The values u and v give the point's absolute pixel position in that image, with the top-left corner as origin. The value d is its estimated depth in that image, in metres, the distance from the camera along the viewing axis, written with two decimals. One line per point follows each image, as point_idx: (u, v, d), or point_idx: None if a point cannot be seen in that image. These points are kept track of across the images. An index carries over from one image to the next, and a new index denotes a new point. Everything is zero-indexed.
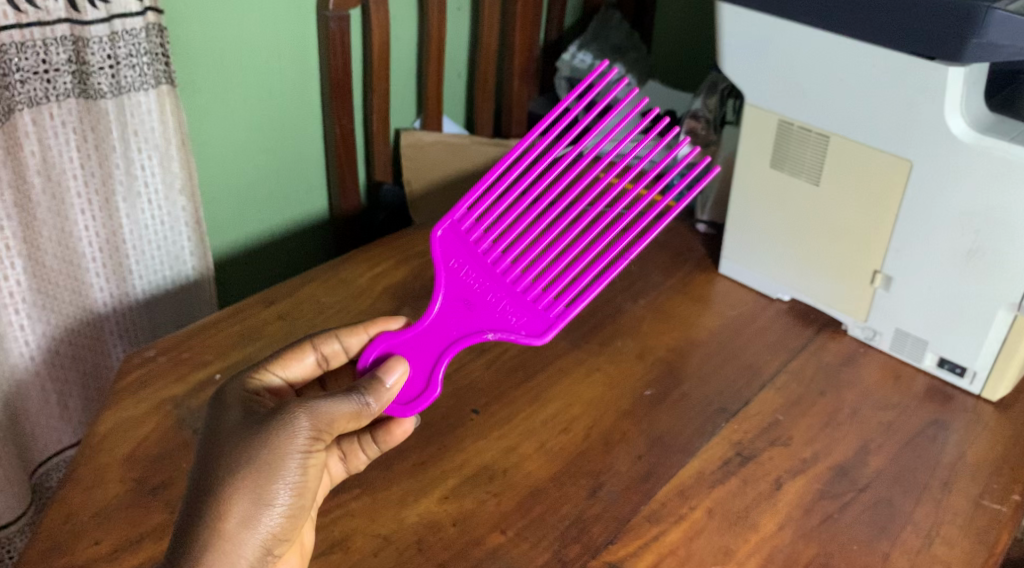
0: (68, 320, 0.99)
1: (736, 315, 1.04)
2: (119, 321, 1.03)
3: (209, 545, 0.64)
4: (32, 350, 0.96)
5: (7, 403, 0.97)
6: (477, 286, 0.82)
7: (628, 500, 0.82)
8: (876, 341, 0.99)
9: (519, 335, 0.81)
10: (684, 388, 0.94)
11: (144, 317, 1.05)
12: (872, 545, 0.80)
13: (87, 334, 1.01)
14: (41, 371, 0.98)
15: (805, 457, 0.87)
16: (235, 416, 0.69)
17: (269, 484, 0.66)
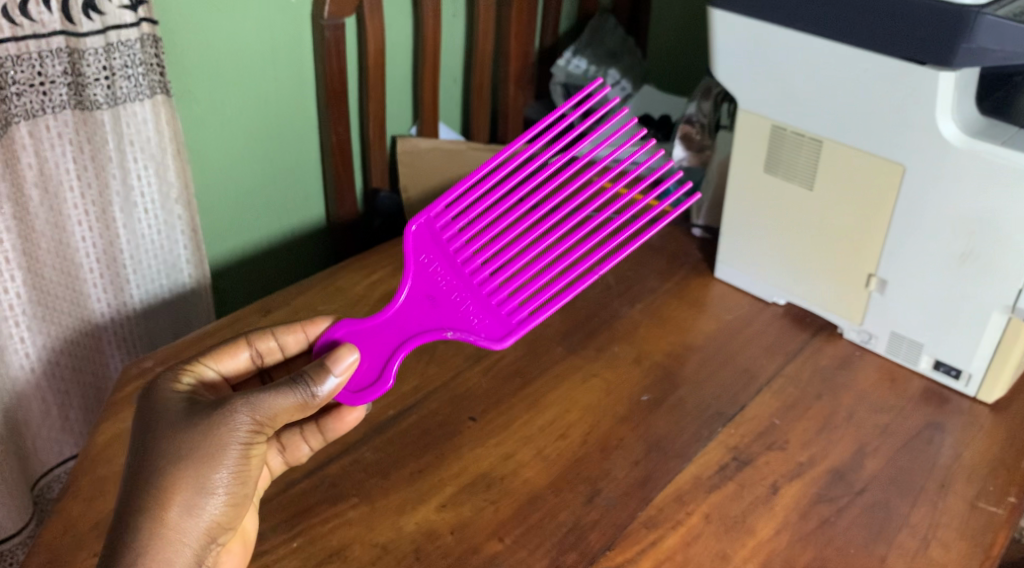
0: (68, 330, 0.99)
1: (732, 318, 1.04)
2: (117, 331, 1.03)
3: (151, 533, 0.65)
4: (32, 361, 0.97)
5: (8, 415, 0.96)
6: (442, 285, 0.82)
7: (625, 506, 0.82)
8: (872, 344, 1.00)
9: (477, 338, 0.81)
10: (681, 393, 0.94)
11: (142, 326, 1.05)
12: (869, 548, 0.80)
13: (85, 344, 1.02)
14: (41, 382, 0.98)
15: (802, 461, 0.88)
16: (176, 406, 0.69)
17: (210, 474, 0.67)
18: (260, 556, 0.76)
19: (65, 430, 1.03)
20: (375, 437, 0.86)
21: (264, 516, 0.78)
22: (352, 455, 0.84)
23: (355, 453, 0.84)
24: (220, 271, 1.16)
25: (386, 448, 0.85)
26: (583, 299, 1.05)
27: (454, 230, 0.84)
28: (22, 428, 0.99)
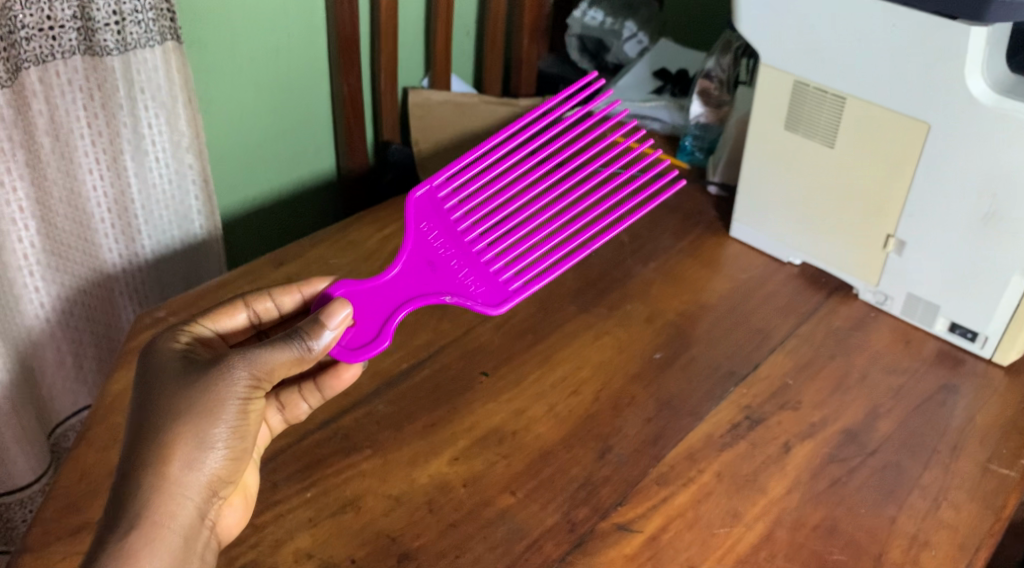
0: (80, 279, 0.99)
1: (747, 278, 1.04)
2: (128, 282, 1.03)
3: (154, 487, 0.63)
4: (46, 309, 0.97)
5: (25, 363, 0.97)
6: (440, 254, 0.82)
7: (637, 463, 0.82)
8: (888, 305, 0.99)
9: (474, 303, 0.80)
10: (693, 352, 0.94)
11: (152, 277, 1.05)
12: (880, 508, 0.80)
13: (98, 295, 1.02)
14: (55, 331, 0.98)
15: (814, 421, 0.87)
16: (173, 363, 0.69)
17: (211, 427, 0.66)
18: (273, 506, 0.76)
19: (79, 380, 1.04)
20: (388, 390, 0.86)
21: (278, 467, 0.79)
22: (365, 408, 0.84)
23: (367, 406, 0.84)
24: (231, 222, 1.15)
25: (398, 402, 0.85)
26: (596, 256, 1.05)
27: (455, 202, 0.86)
28: (37, 377, 0.99)
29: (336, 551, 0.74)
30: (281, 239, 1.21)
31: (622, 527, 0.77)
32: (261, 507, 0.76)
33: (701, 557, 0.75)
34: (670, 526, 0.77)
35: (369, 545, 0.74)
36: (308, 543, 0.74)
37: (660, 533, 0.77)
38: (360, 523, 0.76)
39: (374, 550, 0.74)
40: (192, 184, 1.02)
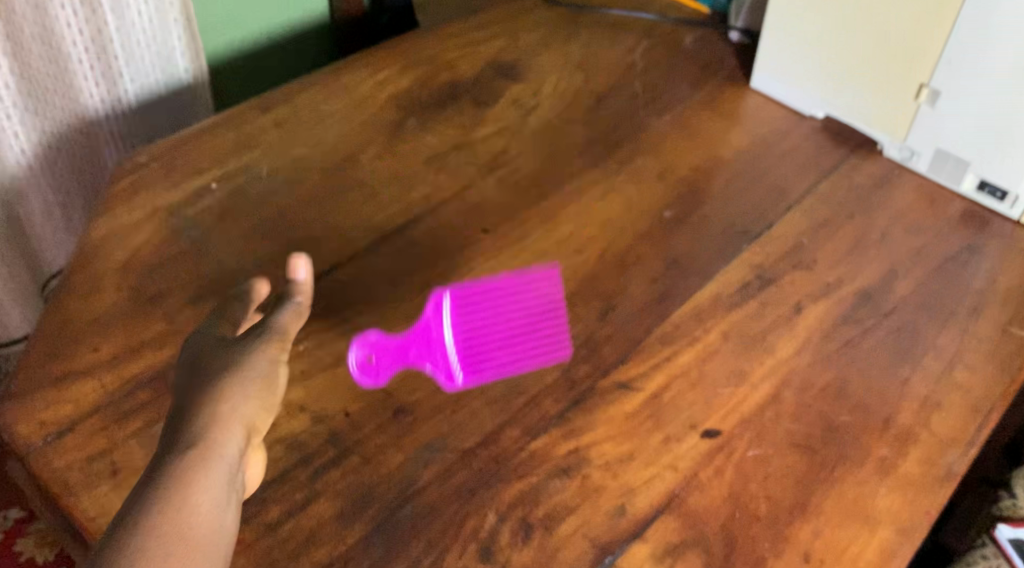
0: (60, 122, 0.96)
1: (765, 133, 0.98)
2: (112, 126, 1.00)
3: (203, 423, 0.59)
4: (27, 154, 0.95)
5: (9, 209, 0.96)
6: (480, 336, 0.75)
7: (640, 322, 0.79)
8: (913, 163, 0.94)
9: (530, 346, 0.75)
10: (705, 210, 0.89)
11: (137, 120, 1.01)
12: (891, 370, 0.77)
13: (79, 138, 0.99)
14: (38, 176, 0.97)
15: (828, 281, 0.84)
16: (212, 344, 0.66)
17: (245, 373, 0.64)
18: None
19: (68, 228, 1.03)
20: (383, 245, 0.83)
21: None
22: (359, 262, 0.81)
23: (361, 261, 0.81)
24: (219, 65, 1.10)
25: (394, 257, 0.82)
26: (607, 108, 0.99)
27: None
28: (22, 223, 0.99)
29: (330, 404, 0.71)
30: (277, 85, 1.16)
31: (623, 386, 0.74)
32: None
33: (704, 416, 0.73)
34: (673, 385, 0.75)
35: (364, 399, 0.72)
36: (300, 396, 0.72)
37: (662, 392, 0.74)
38: (354, 378, 0.73)
39: (369, 404, 0.72)
40: (172, 22, 0.97)
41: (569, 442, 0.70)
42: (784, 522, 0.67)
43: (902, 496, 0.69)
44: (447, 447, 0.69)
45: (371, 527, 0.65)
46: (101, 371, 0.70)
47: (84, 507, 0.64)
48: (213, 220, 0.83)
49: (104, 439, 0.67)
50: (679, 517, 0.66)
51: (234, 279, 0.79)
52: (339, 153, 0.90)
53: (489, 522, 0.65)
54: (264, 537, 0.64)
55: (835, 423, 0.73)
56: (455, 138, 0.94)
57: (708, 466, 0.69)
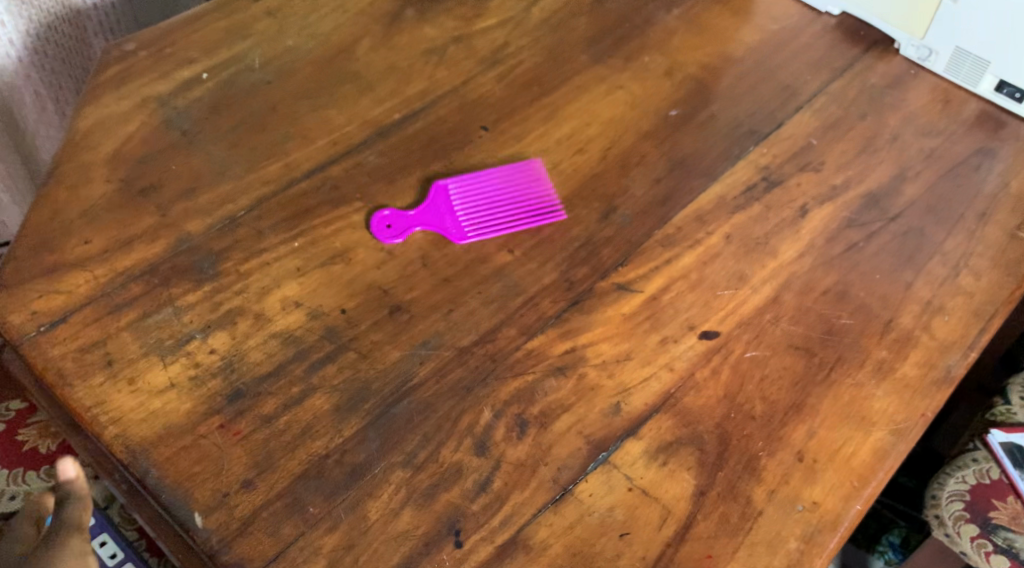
0: (47, 10, 0.95)
1: (777, 29, 0.95)
2: (100, 15, 1.00)
3: None
4: (15, 39, 0.94)
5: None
6: (482, 215, 0.77)
7: (642, 224, 0.78)
8: (930, 62, 0.92)
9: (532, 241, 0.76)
10: (712, 109, 0.87)
11: (125, 7, 1.02)
12: (895, 274, 0.76)
13: (66, 29, 0.98)
14: (27, 63, 0.96)
15: (835, 184, 0.82)
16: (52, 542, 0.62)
17: None
18: (259, 255, 0.72)
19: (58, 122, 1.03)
20: (380, 142, 0.81)
21: (263, 215, 0.75)
22: (355, 159, 0.79)
23: (357, 157, 0.80)
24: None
25: (391, 154, 0.80)
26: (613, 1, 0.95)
27: None
28: (15, 118, 0.99)
29: (326, 301, 0.71)
30: None
31: (622, 287, 0.74)
32: (247, 256, 0.72)
33: (702, 318, 0.72)
34: (672, 288, 0.74)
35: (360, 296, 0.71)
36: (296, 292, 0.71)
37: (661, 293, 0.73)
38: (350, 275, 0.72)
39: (365, 301, 0.71)
40: None
41: (566, 342, 0.70)
42: (779, 423, 0.67)
43: (899, 399, 0.69)
44: (443, 345, 0.69)
45: (369, 421, 0.64)
46: (93, 263, 0.70)
47: (79, 397, 0.64)
48: (203, 112, 0.81)
49: (97, 330, 0.67)
50: (675, 417, 0.66)
51: (227, 172, 0.77)
52: (335, 45, 0.88)
53: (484, 418, 0.65)
54: (261, 429, 0.63)
55: (835, 326, 0.72)
56: (455, 31, 0.91)
57: (705, 367, 0.69)
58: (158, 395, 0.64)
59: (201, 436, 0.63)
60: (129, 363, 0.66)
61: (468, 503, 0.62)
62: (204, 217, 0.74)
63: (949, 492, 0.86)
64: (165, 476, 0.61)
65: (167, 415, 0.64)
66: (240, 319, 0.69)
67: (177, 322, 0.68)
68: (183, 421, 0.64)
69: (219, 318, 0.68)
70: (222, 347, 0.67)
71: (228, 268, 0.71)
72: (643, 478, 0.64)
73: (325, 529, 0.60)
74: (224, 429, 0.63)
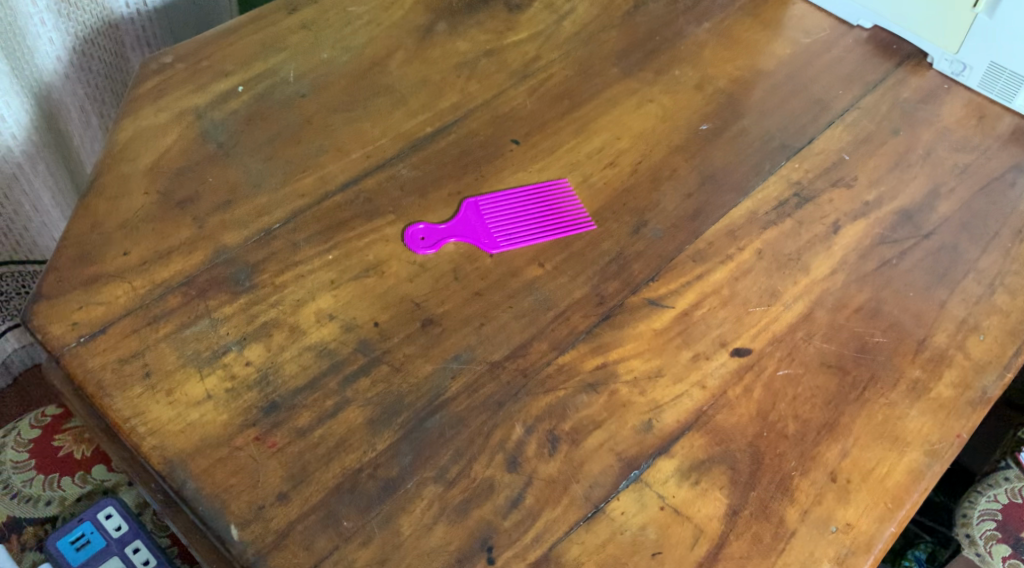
0: (91, 26, 0.98)
1: (809, 43, 0.94)
2: (139, 29, 1.02)
3: None
4: (61, 56, 0.97)
5: (47, 113, 0.99)
6: (514, 227, 0.77)
7: (674, 238, 0.78)
8: (964, 77, 0.92)
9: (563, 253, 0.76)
10: (744, 122, 0.87)
11: (163, 23, 1.04)
12: (929, 292, 0.75)
13: (108, 44, 1.01)
14: (73, 78, 0.99)
15: (868, 200, 0.82)
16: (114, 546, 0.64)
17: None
18: (294, 267, 0.73)
19: (95, 130, 1.05)
20: (412, 154, 0.81)
21: (298, 227, 0.75)
22: (388, 172, 0.80)
23: (390, 169, 0.80)
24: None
25: (423, 167, 0.81)
26: (644, 14, 0.95)
27: None
28: (58, 126, 1.01)
29: (359, 313, 0.71)
30: None
31: (653, 302, 0.74)
32: (282, 268, 0.73)
33: (735, 335, 0.72)
34: (704, 303, 0.74)
35: (393, 308, 0.72)
36: (330, 305, 0.71)
37: (693, 309, 0.73)
38: (383, 288, 0.73)
39: (398, 314, 0.71)
40: None
41: (598, 358, 0.70)
42: (812, 442, 0.66)
43: (933, 418, 0.68)
44: (475, 359, 0.69)
45: (402, 435, 0.65)
46: (131, 274, 0.71)
47: (118, 408, 0.65)
48: (239, 124, 0.82)
49: (136, 341, 0.67)
50: (707, 434, 0.66)
51: (262, 185, 0.78)
52: (368, 58, 0.88)
53: (516, 433, 0.65)
54: (296, 442, 0.64)
55: (868, 344, 0.72)
56: (487, 44, 0.91)
57: (737, 385, 0.69)
58: (195, 406, 0.65)
59: (237, 447, 0.64)
60: (167, 375, 0.66)
61: (501, 519, 0.62)
62: (240, 229, 0.75)
63: (980, 511, 0.85)
64: (202, 488, 0.62)
65: (205, 427, 0.64)
66: (276, 331, 0.69)
67: (214, 334, 0.68)
68: (220, 433, 0.64)
69: (254, 330, 0.69)
70: (258, 359, 0.68)
71: (263, 280, 0.72)
72: (675, 497, 0.64)
73: (359, 542, 0.61)
74: (260, 441, 0.64)
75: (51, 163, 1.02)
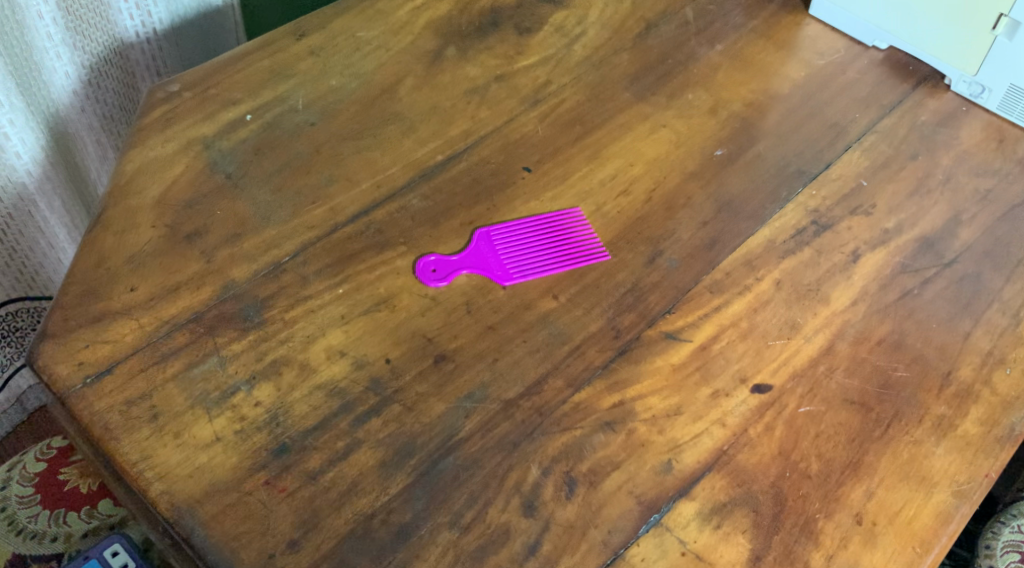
0: (102, 57, 0.97)
1: (824, 65, 0.93)
2: (148, 55, 1.02)
3: None
4: (76, 91, 0.96)
5: (64, 148, 0.99)
6: (527, 257, 0.76)
7: (690, 268, 0.76)
8: (983, 99, 0.90)
9: (577, 286, 0.75)
10: (759, 148, 0.85)
11: (172, 49, 1.03)
12: (952, 323, 0.74)
13: (119, 74, 1.00)
14: (90, 112, 0.99)
15: (888, 228, 0.80)
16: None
17: None
18: (304, 302, 0.72)
19: (108, 160, 1.04)
20: (423, 184, 0.80)
21: (308, 260, 0.74)
22: (399, 202, 0.79)
23: (401, 200, 0.79)
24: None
25: (434, 197, 0.79)
26: (656, 36, 0.94)
27: None
28: (71, 159, 1.00)
29: (370, 350, 0.70)
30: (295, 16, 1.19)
31: (670, 335, 0.72)
32: (291, 303, 0.71)
33: (754, 369, 0.70)
34: (722, 337, 0.72)
35: (405, 344, 0.70)
36: (340, 341, 0.70)
37: (711, 342, 0.72)
38: (395, 322, 0.71)
39: (410, 350, 0.70)
40: None
41: (614, 395, 0.68)
42: (836, 483, 0.65)
43: (961, 457, 0.67)
44: (489, 397, 0.68)
45: (415, 478, 0.63)
46: (138, 311, 0.69)
47: (125, 451, 0.63)
48: (247, 154, 0.81)
49: (144, 381, 0.66)
50: (728, 475, 0.65)
51: (271, 217, 0.76)
52: (377, 85, 0.87)
53: (532, 475, 0.64)
54: (307, 486, 0.63)
55: (891, 379, 0.70)
56: (498, 69, 0.90)
57: (758, 423, 0.67)
58: (204, 449, 0.64)
59: (247, 492, 0.62)
60: (175, 416, 0.65)
61: None
62: (249, 263, 0.73)
63: (1003, 543, 0.83)
64: (211, 535, 0.61)
65: (214, 471, 0.63)
66: (285, 369, 0.68)
67: (223, 373, 0.67)
68: (229, 477, 0.63)
69: (263, 368, 0.68)
70: (268, 399, 0.66)
71: (272, 316, 0.70)
72: (697, 542, 0.62)
73: None
74: (270, 485, 0.63)
75: (65, 197, 1.01)
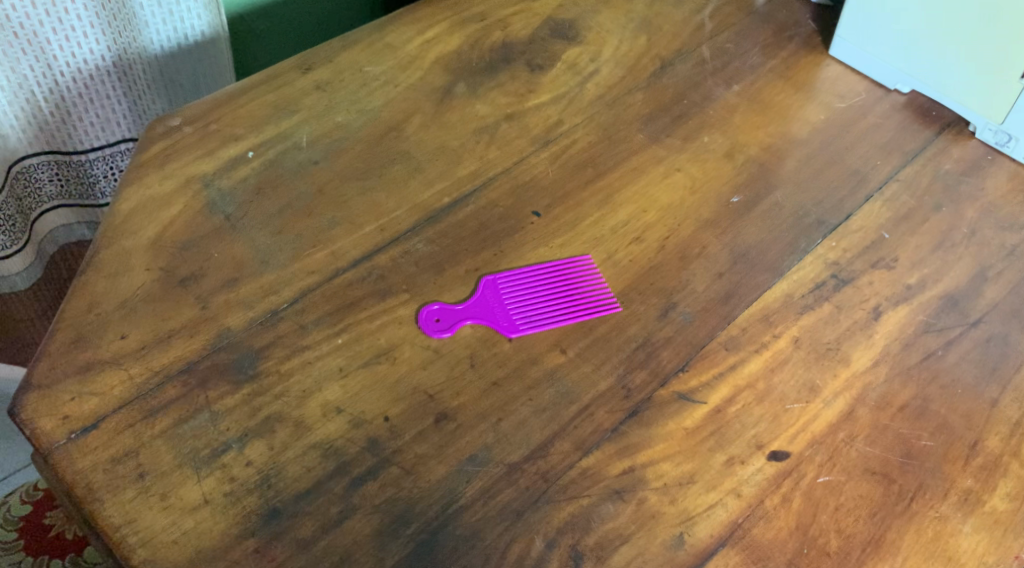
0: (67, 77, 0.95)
1: (844, 109, 0.90)
2: (129, 89, 0.99)
3: None
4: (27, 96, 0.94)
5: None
6: (534, 308, 0.73)
7: (705, 322, 0.73)
8: (1010, 147, 0.87)
9: (587, 338, 0.71)
10: (777, 195, 0.82)
11: (146, 86, 1.00)
12: (979, 389, 0.70)
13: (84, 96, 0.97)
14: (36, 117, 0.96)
15: (910, 283, 0.77)
16: None
17: None
18: (301, 353, 0.69)
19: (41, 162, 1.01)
20: (427, 228, 0.77)
21: (307, 308, 0.71)
22: (403, 247, 0.76)
23: (404, 244, 0.76)
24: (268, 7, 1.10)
25: (440, 241, 0.76)
26: (672, 76, 0.91)
27: None
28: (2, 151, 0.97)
29: (369, 407, 0.67)
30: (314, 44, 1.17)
31: (684, 396, 0.69)
32: (287, 354, 0.68)
33: (770, 436, 0.67)
34: (739, 398, 0.69)
35: (405, 400, 0.67)
36: (337, 396, 0.67)
37: (726, 406, 0.69)
38: (394, 377, 0.68)
39: (410, 408, 0.67)
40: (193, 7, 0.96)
41: (623, 461, 0.65)
42: (857, 561, 0.62)
43: (988, 537, 0.64)
44: (492, 460, 0.65)
45: (412, 550, 0.61)
46: (129, 361, 0.67)
47: (108, 515, 0.61)
48: (247, 194, 0.78)
49: (131, 438, 0.64)
50: (743, 552, 0.62)
51: (270, 261, 0.74)
52: (385, 123, 0.84)
53: (536, 548, 0.61)
54: (297, 556, 0.60)
55: (915, 449, 0.67)
56: (508, 108, 0.87)
57: (775, 494, 0.65)
58: (191, 513, 0.61)
59: (234, 561, 0.60)
60: (162, 476, 0.62)
61: None
62: (244, 310, 0.71)
63: None
64: None
65: (201, 537, 0.60)
66: (279, 427, 0.65)
67: (213, 430, 0.65)
68: (216, 544, 0.60)
69: (256, 426, 0.65)
70: (260, 460, 0.64)
71: (268, 368, 0.68)
72: None
73: None
74: (258, 554, 0.60)
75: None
